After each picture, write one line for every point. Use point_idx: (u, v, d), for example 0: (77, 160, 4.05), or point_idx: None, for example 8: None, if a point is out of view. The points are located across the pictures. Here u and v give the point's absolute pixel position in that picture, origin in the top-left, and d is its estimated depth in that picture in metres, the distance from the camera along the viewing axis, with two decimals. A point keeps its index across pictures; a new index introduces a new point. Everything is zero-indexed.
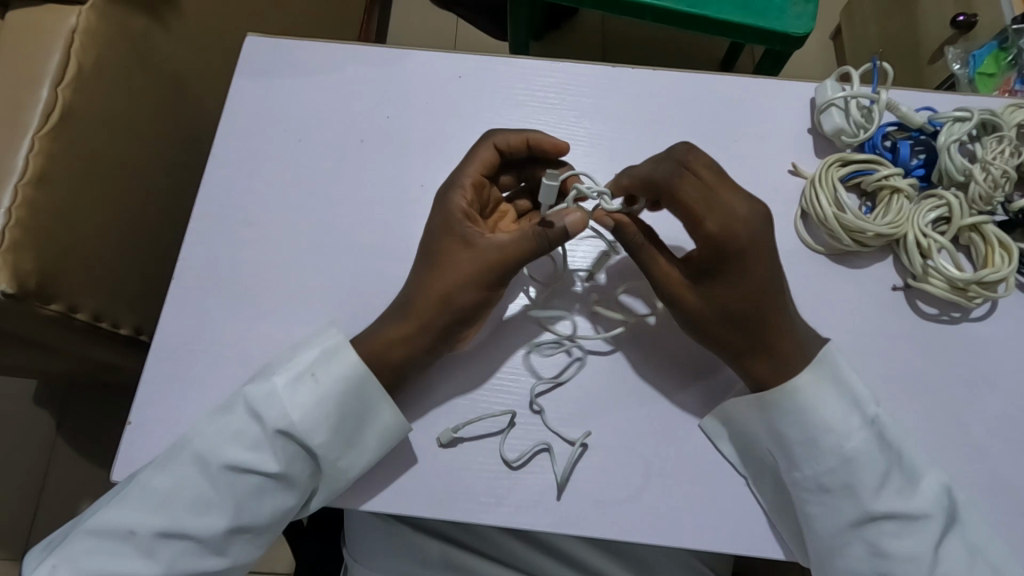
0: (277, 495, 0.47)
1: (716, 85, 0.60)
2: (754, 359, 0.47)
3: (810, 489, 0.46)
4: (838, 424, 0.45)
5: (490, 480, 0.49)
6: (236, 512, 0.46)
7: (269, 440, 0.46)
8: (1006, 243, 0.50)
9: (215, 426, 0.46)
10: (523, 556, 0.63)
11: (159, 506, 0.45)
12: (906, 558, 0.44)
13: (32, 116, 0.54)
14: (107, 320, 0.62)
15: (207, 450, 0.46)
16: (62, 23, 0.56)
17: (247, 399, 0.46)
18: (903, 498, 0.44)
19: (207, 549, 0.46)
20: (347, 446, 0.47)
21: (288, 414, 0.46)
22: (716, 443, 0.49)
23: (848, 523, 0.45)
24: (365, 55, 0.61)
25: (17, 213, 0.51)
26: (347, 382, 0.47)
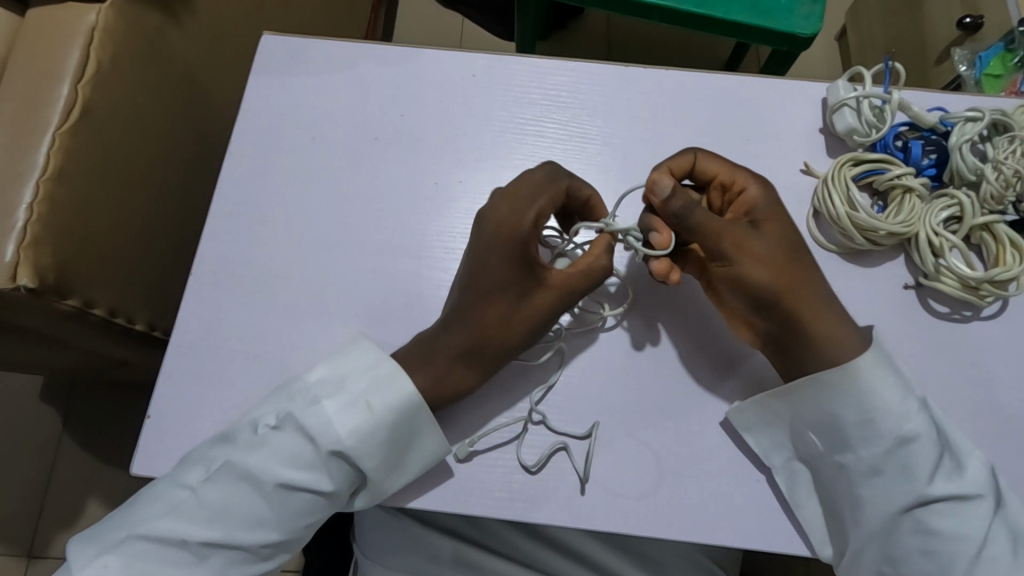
0: (321, 507, 0.48)
1: (728, 85, 0.60)
2: (818, 312, 0.47)
3: (863, 472, 0.46)
4: (897, 407, 0.46)
5: (504, 476, 0.49)
6: (287, 526, 0.47)
7: (324, 463, 0.46)
8: (1017, 242, 0.50)
9: (269, 447, 0.46)
10: (533, 553, 0.64)
11: (214, 520, 0.45)
12: (956, 538, 0.44)
13: (51, 113, 0.54)
14: (122, 316, 0.62)
15: (261, 471, 0.46)
16: (81, 21, 0.57)
17: (301, 422, 0.46)
18: (956, 480, 0.45)
19: (256, 558, 0.47)
20: (395, 467, 0.48)
21: (343, 439, 0.46)
22: (749, 430, 0.49)
23: (902, 507, 0.45)
24: (380, 54, 0.61)
25: (38, 210, 0.52)
26: (403, 411, 0.47)
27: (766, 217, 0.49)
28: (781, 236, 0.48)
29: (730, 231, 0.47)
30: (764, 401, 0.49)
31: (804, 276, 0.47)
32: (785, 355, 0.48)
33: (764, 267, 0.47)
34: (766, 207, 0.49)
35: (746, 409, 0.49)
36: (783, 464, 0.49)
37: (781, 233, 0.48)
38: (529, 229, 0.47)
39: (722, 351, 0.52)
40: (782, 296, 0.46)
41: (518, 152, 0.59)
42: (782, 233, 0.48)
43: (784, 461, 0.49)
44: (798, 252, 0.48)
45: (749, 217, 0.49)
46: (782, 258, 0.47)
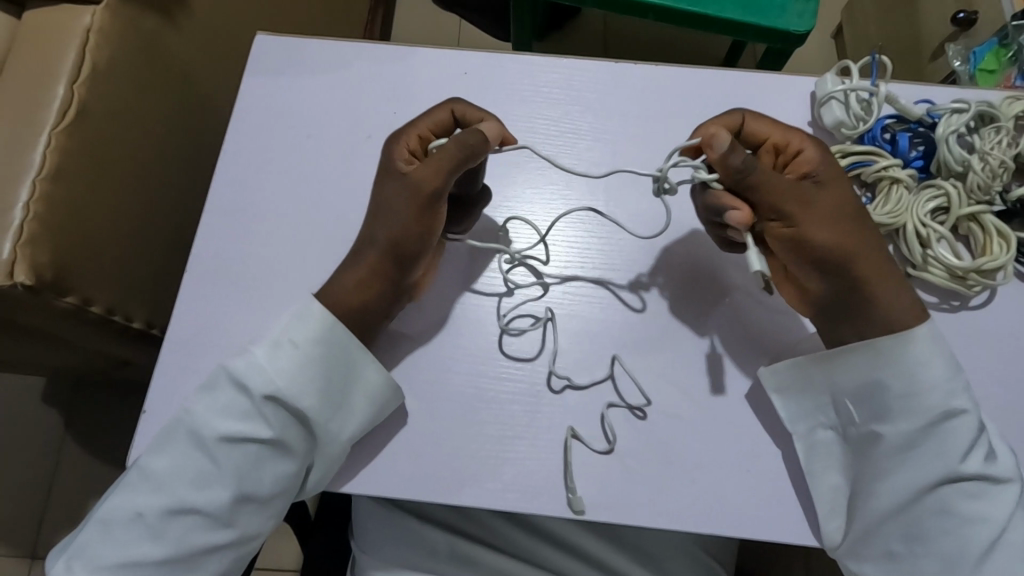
0: (273, 463, 0.47)
1: (717, 80, 0.61)
2: (880, 272, 0.46)
3: (896, 445, 0.45)
4: (945, 384, 0.45)
5: (498, 467, 0.49)
6: (237, 484, 0.46)
7: (258, 409, 0.46)
8: (1004, 232, 0.50)
9: (206, 401, 0.47)
10: (530, 548, 0.64)
11: (160, 487, 0.46)
12: (979, 522, 0.44)
13: (48, 113, 0.55)
14: (119, 315, 0.63)
15: (201, 425, 0.46)
16: (77, 22, 0.57)
17: (229, 372, 0.47)
18: (991, 464, 0.45)
19: (215, 523, 0.46)
20: (339, 405, 0.48)
21: (272, 380, 0.47)
22: (779, 393, 0.50)
23: (928, 485, 0.44)
24: (372, 53, 0.62)
25: (35, 209, 0.52)
26: (325, 340, 0.48)
27: (828, 176, 0.48)
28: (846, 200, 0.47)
29: (796, 189, 0.46)
30: (805, 363, 0.49)
31: (870, 239, 0.47)
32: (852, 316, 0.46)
33: (825, 226, 0.45)
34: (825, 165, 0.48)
35: (780, 371, 0.49)
36: (806, 433, 0.49)
37: (839, 191, 0.47)
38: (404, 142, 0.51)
39: (712, 339, 0.52)
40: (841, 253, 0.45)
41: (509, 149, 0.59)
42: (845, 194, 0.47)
43: (807, 429, 0.49)
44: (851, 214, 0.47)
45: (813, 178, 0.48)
46: (852, 215, 0.47)
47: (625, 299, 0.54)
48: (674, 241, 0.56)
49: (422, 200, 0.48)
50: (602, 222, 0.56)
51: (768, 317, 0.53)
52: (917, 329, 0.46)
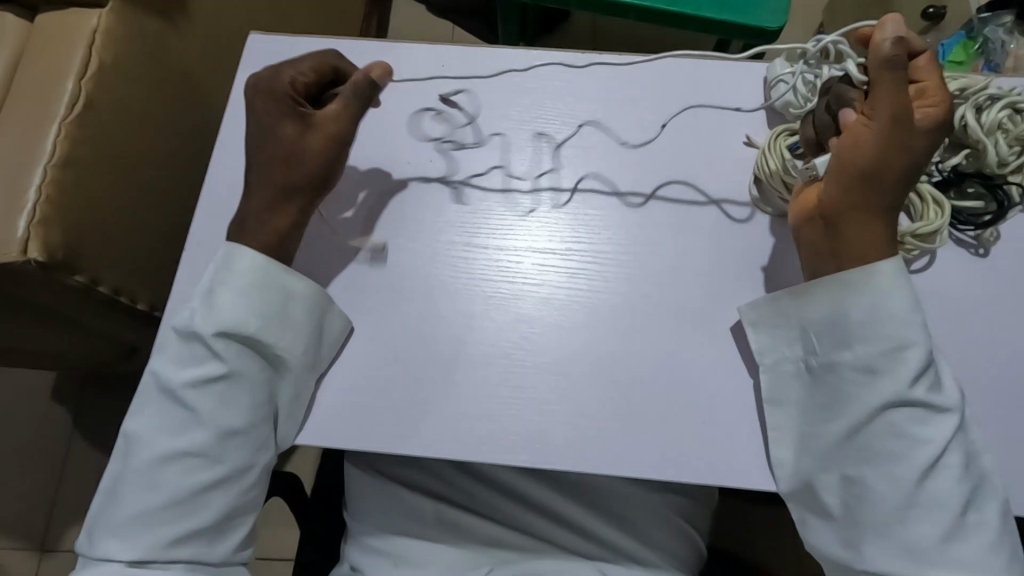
0: (236, 395, 0.52)
1: (678, 67, 0.65)
2: (868, 220, 0.50)
3: (855, 369, 0.49)
4: (902, 314, 0.49)
5: (473, 421, 0.53)
6: (213, 420, 0.51)
7: (210, 348, 0.52)
8: (939, 200, 0.54)
9: (168, 356, 0.53)
10: (511, 513, 0.68)
11: (148, 443, 0.51)
12: (922, 442, 0.47)
13: (60, 106, 0.60)
14: (124, 295, 0.68)
15: (165, 379, 0.52)
16: (85, 24, 0.63)
17: (178, 329, 0.53)
18: (935, 390, 0.48)
19: (206, 460, 0.51)
20: (277, 318, 0.53)
21: (212, 319, 0.52)
22: (753, 329, 0.54)
23: (876, 407, 0.48)
24: (358, 48, 0.67)
25: (47, 192, 0.57)
26: (256, 271, 0.53)
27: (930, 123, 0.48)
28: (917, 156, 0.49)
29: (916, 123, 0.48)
30: (777, 300, 0.54)
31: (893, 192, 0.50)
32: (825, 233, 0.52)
33: (876, 151, 0.49)
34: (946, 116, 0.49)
35: (757, 308, 0.54)
36: (773, 364, 0.53)
37: (923, 138, 0.48)
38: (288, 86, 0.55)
39: (671, 304, 0.56)
40: (867, 182, 0.50)
41: (485, 134, 0.63)
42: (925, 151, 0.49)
43: (774, 361, 0.53)
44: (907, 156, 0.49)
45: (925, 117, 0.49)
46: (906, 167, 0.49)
47: (571, 265, 0.58)
48: (636, 215, 0.60)
49: (337, 134, 0.55)
50: (568, 200, 0.61)
51: (724, 282, 0.57)
52: (881, 265, 0.50)
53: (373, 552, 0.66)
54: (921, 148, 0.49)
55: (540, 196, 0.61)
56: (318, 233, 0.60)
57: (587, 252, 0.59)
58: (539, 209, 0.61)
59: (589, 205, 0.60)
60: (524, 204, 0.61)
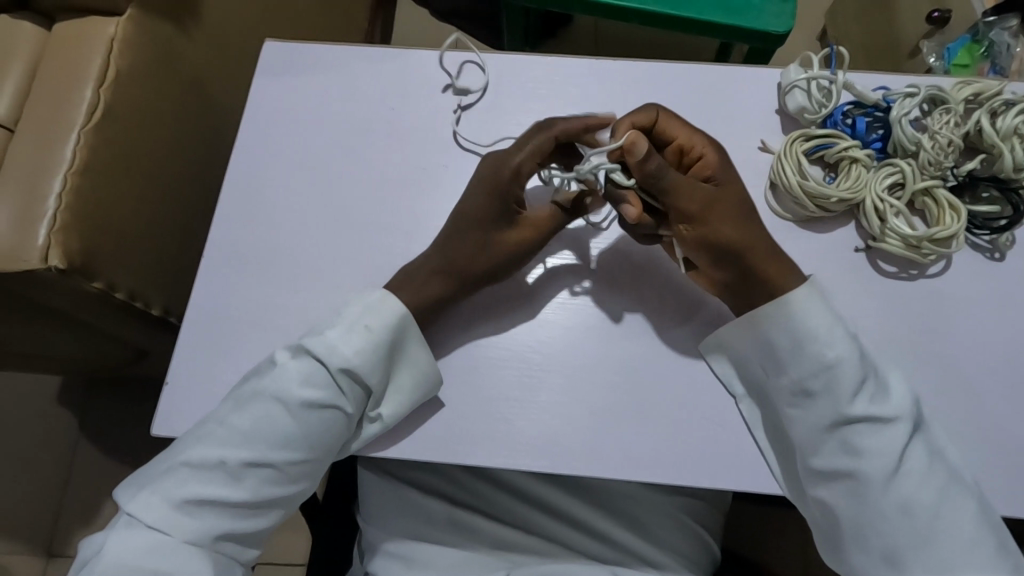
0: (336, 431, 0.53)
1: (691, 73, 0.65)
2: (766, 265, 0.52)
3: (796, 393, 0.50)
4: (824, 333, 0.50)
5: (491, 426, 0.54)
6: (311, 447, 0.52)
7: (332, 380, 0.52)
8: (955, 205, 0.55)
9: (287, 370, 0.52)
10: (525, 516, 0.68)
11: (244, 441, 0.51)
12: (876, 454, 0.48)
13: (78, 114, 0.60)
14: (140, 301, 0.68)
15: (284, 392, 0.51)
16: (102, 32, 0.63)
17: (307, 347, 0.52)
18: (877, 403, 0.48)
19: (285, 478, 0.52)
20: (392, 383, 0.53)
21: (346, 358, 0.52)
22: (710, 364, 0.54)
23: (825, 425, 0.49)
24: (372, 55, 0.67)
25: (66, 200, 0.57)
26: (391, 330, 0.53)
27: (725, 180, 0.54)
28: (729, 208, 0.52)
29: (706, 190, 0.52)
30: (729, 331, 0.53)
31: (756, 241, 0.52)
32: (744, 290, 0.52)
33: (728, 223, 0.52)
34: (728, 167, 0.54)
35: (712, 341, 0.54)
36: (746, 393, 0.54)
37: (736, 196, 0.53)
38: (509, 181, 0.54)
39: (685, 308, 0.57)
40: (732, 251, 0.51)
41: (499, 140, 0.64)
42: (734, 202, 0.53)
43: (747, 389, 0.54)
44: (750, 215, 0.53)
45: (711, 180, 0.54)
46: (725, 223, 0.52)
47: (590, 270, 0.58)
48: None
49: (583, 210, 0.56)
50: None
51: None
52: (795, 294, 0.51)
53: (387, 556, 0.66)
54: (744, 203, 0.53)
55: None
56: (336, 240, 0.60)
57: (596, 257, 0.59)
58: (557, 215, 0.61)
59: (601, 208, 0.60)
60: (543, 210, 0.61)
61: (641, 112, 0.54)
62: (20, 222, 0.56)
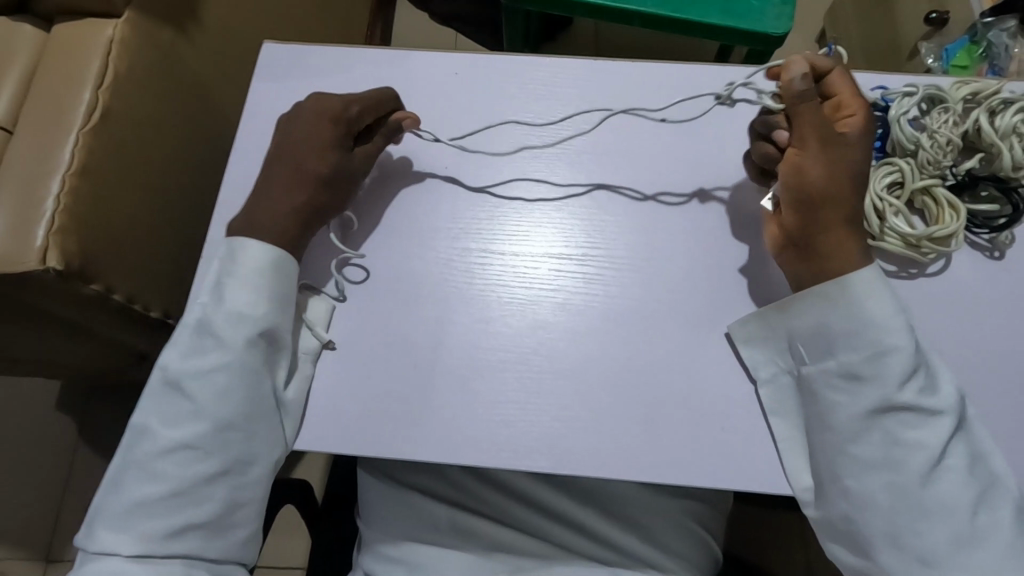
0: (236, 386, 0.51)
1: (691, 74, 0.65)
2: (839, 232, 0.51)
3: (842, 378, 0.50)
4: (886, 320, 0.49)
5: (491, 427, 0.53)
6: (212, 412, 0.50)
7: (209, 340, 0.52)
8: (955, 203, 0.55)
9: (174, 351, 0.53)
10: (528, 521, 0.68)
11: (152, 433, 0.51)
12: (916, 447, 0.47)
13: (76, 115, 0.60)
14: (139, 303, 0.68)
15: (170, 370, 0.52)
16: (100, 34, 0.63)
17: (188, 326, 0.54)
18: (929, 394, 0.48)
19: (205, 452, 0.50)
20: (285, 313, 0.54)
21: (222, 309, 0.53)
22: (739, 348, 0.54)
23: (867, 412, 0.49)
24: (371, 57, 0.67)
25: (64, 201, 0.57)
26: (251, 267, 0.53)
27: (859, 130, 0.51)
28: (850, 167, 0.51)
29: (831, 139, 0.51)
30: (765, 315, 0.54)
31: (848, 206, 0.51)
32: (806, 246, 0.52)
33: (821, 167, 0.51)
34: (869, 120, 0.52)
35: (746, 325, 0.54)
36: (769, 378, 0.54)
37: (854, 147, 0.51)
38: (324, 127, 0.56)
39: (684, 308, 0.56)
40: (814, 204, 0.51)
41: (497, 141, 0.64)
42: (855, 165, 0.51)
43: (770, 374, 0.54)
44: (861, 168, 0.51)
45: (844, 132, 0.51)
46: (839, 177, 0.51)
47: (588, 270, 0.58)
48: (651, 221, 0.60)
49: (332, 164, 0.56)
50: (587, 205, 0.61)
51: (741, 288, 0.57)
52: (860, 274, 0.50)
53: (388, 559, 0.66)
54: (858, 159, 0.51)
55: (563, 201, 0.61)
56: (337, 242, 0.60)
57: (601, 257, 0.59)
58: (556, 215, 0.61)
59: (600, 208, 0.61)
60: (548, 209, 0.61)
61: (824, 60, 0.53)
62: (18, 224, 0.56)
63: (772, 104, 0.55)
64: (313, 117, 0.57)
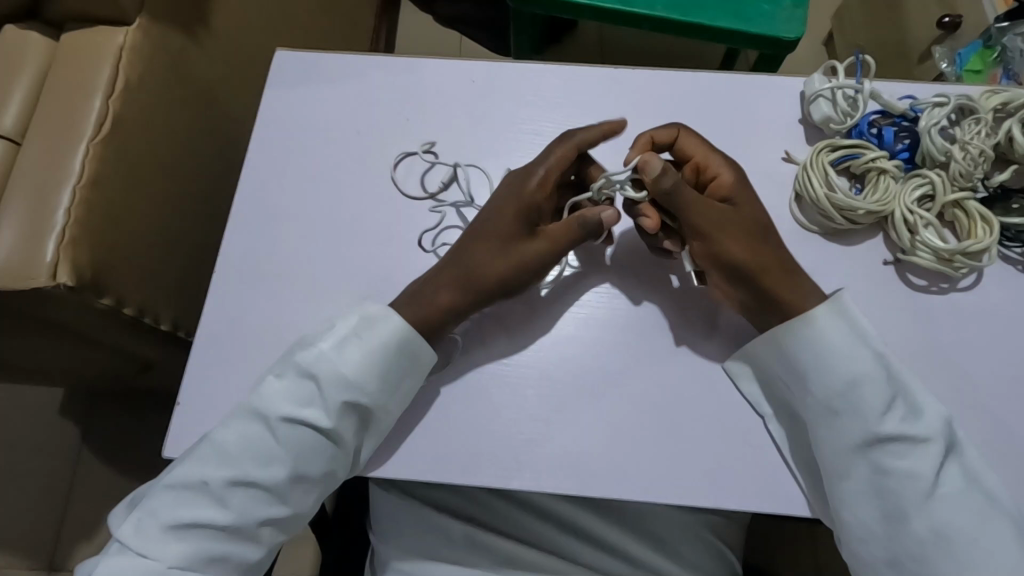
0: (325, 451, 0.50)
1: (712, 82, 0.64)
2: (780, 285, 0.50)
3: (822, 410, 0.49)
4: (846, 350, 0.49)
5: (513, 446, 0.52)
6: (295, 461, 0.49)
7: (323, 397, 0.50)
8: (987, 217, 0.53)
9: (274, 387, 0.50)
10: (547, 535, 0.66)
11: (226, 460, 0.49)
12: (907, 476, 0.46)
13: (87, 125, 0.59)
14: (149, 316, 0.66)
15: (266, 406, 0.49)
16: (111, 42, 0.62)
17: (296, 364, 0.50)
18: (909, 422, 0.47)
19: (274, 497, 0.49)
20: (390, 386, 0.51)
21: (340, 369, 0.50)
22: (738, 383, 0.53)
23: (854, 443, 0.48)
24: (386, 64, 0.66)
25: (75, 214, 0.56)
26: (388, 336, 0.51)
27: (739, 198, 0.53)
28: (734, 228, 0.51)
29: (709, 209, 0.51)
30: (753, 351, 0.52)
31: (775, 262, 0.51)
32: (763, 305, 0.51)
33: (729, 236, 0.51)
34: (744, 188, 0.54)
35: (740, 360, 0.53)
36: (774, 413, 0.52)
37: (752, 210, 0.52)
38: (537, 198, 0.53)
39: (709, 322, 0.55)
40: (752, 269, 0.51)
41: (515, 152, 0.62)
42: (735, 228, 0.51)
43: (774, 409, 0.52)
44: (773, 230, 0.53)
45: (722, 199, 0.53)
46: (743, 240, 0.51)
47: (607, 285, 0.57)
48: None
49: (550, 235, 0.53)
50: None
51: None
52: (814, 313, 0.50)
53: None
54: (747, 218, 0.52)
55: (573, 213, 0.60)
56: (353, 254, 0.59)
57: (623, 271, 0.57)
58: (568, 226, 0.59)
59: (621, 219, 0.59)
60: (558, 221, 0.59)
61: (664, 133, 0.55)
62: (28, 237, 0.55)
63: (632, 194, 0.53)
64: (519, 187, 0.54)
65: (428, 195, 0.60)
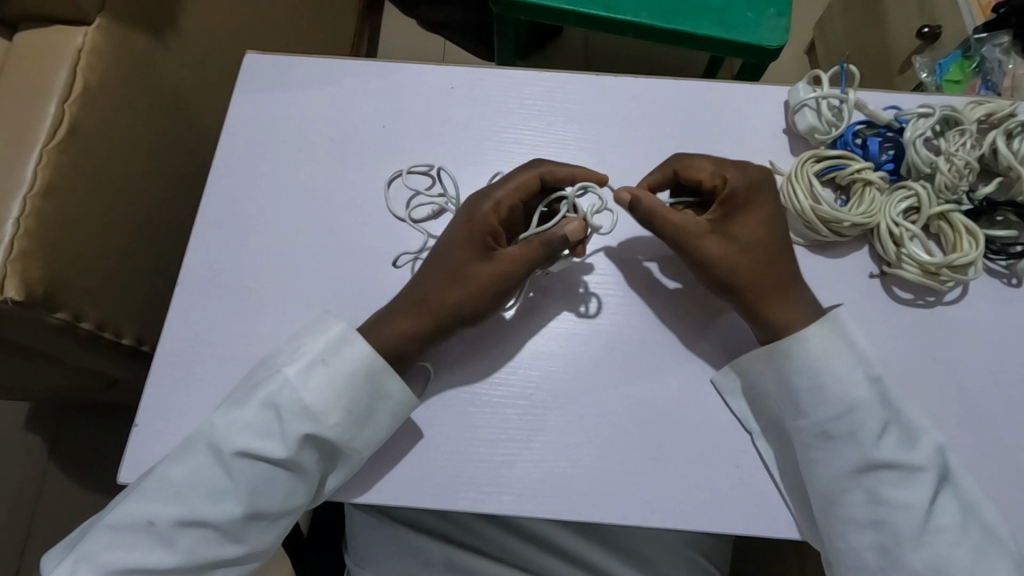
0: (286, 484, 0.47)
1: (696, 91, 0.63)
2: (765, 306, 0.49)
3: (816, 435, 0.47)
4: (846, 374, 0.47)
5: (490, 469, 0.50)
6: (251, 497, 0.46)
7: (279, 427, 0.46)
8: (973, 229, 0.52)
9: (228, 416, 0.47)
10: (529, 557, 0.64)
11: (175, 497, 0.45)
12: (902, 507, 0.45)
13: (40, 131, 0.56)
14: (109, 330, 0.63)
15: (219, 438, 0.46)
16: (68, 43, 0.59)
17: (260, 393, 0.47)
18: (904, 450, 0.46)
19: (224, 536, 0.46)
20: (363, 415, 0.48)
21: (301, 398, 0.47)
22: (728, 400, 0.51)
23: (851, 471, 0.46)
24: (361, 68, 0.63)
25: (26, 224, 0.53)
26: (358, 366, 0.48)
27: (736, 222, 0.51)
28: (720, 251, 0.50)
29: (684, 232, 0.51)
30: (746, 364, 0.50)
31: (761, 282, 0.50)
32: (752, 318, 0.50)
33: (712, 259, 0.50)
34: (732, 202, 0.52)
35: (730, 376, 0.52)
36: (763, 428, 0.51)
37: (745, 235, 0.50)
38: (485, 229, 0.51)
39: (693, 337, 0.54)
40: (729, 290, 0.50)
41: (493, 160, 0.61)
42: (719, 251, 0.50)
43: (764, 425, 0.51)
44: (774, 250, 0.50)
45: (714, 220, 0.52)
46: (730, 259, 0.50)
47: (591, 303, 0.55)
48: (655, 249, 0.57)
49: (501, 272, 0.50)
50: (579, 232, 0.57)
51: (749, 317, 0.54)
52: (811, 330, 0.48)
53: None
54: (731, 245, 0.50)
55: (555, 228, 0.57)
56: (325, 268, 0.56)
57: (607, 284, 0.56)
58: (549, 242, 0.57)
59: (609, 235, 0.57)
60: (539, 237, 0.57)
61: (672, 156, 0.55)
62: None
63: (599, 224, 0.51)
64: (467, 222, 0.52)
65: (405, 217, 0.58)
